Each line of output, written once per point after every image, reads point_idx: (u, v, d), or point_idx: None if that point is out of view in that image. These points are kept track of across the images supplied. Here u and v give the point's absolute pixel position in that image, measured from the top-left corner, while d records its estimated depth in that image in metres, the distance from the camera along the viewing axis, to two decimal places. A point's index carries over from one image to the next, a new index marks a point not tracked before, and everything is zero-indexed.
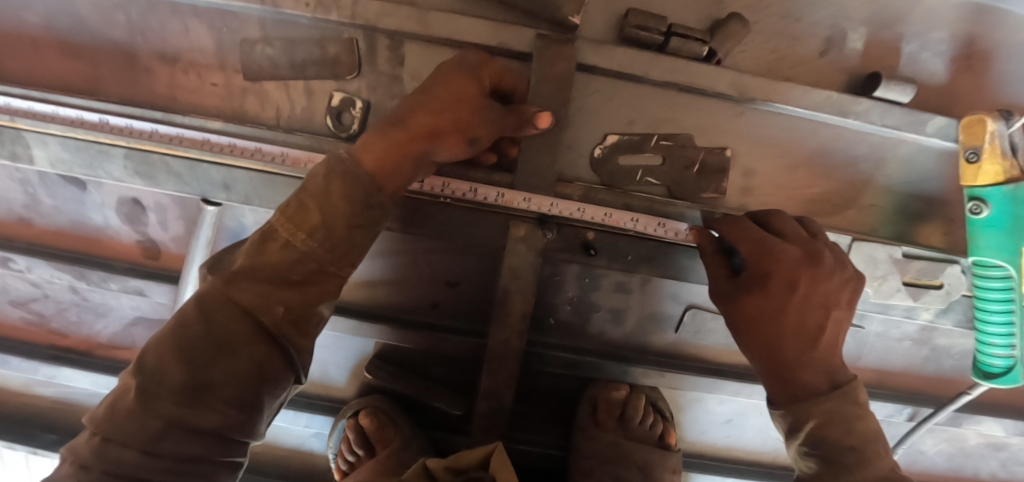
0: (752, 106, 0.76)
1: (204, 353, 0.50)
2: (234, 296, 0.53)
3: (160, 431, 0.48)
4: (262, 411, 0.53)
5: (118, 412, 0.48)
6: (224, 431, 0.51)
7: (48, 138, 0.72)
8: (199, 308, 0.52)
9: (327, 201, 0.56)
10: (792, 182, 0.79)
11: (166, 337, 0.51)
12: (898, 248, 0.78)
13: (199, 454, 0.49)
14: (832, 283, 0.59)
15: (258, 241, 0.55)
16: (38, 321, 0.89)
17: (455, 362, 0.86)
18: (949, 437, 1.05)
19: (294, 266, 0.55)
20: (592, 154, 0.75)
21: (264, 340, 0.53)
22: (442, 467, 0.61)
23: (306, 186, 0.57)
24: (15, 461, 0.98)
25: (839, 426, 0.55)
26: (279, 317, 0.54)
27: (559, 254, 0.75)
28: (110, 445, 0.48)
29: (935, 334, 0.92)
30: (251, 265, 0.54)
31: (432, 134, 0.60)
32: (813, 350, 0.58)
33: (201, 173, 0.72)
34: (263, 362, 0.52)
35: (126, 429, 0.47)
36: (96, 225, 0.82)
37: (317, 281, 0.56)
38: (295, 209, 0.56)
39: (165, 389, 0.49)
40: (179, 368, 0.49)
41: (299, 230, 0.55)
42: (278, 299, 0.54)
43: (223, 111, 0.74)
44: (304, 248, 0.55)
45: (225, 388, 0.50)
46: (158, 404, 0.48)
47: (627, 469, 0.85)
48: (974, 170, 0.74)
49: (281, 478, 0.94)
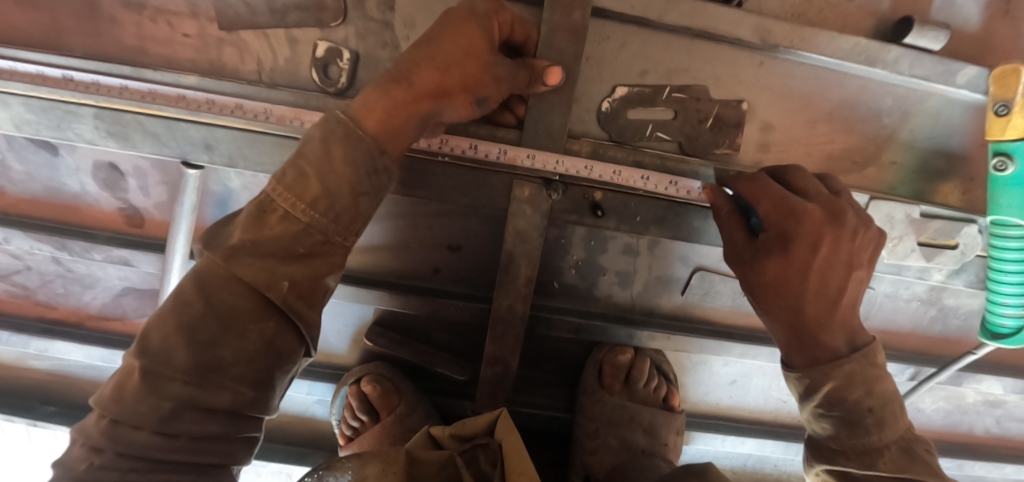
0: (773, 55, 0.71)
1: (209, 332, 0.47)
2: (236, 273, 0.48)
3: (172, 412, 0.46)
4: (276, 387, 0.52)
5: (124, 394, 0.45)
6: (238, 408, 0.49)
7: (10, 98, 0.66)
8: (198, 284, 0.48)
9: (328, 168, 0.52)
10: (812, 137, 0.75)
11: (168, 315, 0.47)
12: (915, 208, 0.75)
13: (216, 431, 0.48)
14: (856, 242, 0.57)
15: (255, 213, 0.51)
16: (23, 293, 0.85)
17: (460, 328, 0.83)
18: (948, 395, 1.07)
19: (299, 238, 0.51)
20: (600, 108, 0.70)
21: (272, 316, 0.50)
22: (447, 435, 0.60)
23: (302, 152, 0.53)
24: (17, 432, 0.97)
25: (858, 388, 0.54)
26: (285, 292, 0.50)
27: (566, 216, 0.71)
28: (120, 428, 0.45)
29: (945, 294, 0.91)
30: (250, 240, 0.49)
31: (439, 93, 0.56)
32: (835, 312, 0.56)
33: (179, 132, 0.67)
34: (273, 339, 0.50)
35: (136, 410, 0.45)
36: (72, 192, 0.77)
37: (322, 254, 0.52)
38: (293, 178, 0.52)
39: (172, 369, 0.46)
40: (185, 349, 0.46)
41: (299, 200, 0.51)
42: (285, 273, 0.49)
43: (198, 65, 0.68)
44: (307, 220, 0.51)
45: (235, 367, 0.48)
46: (166, 386, 0.46)
47: (634, 432, 0.85)
48: (1002, 124, 0.70)
49: (286, 444, 0.94)
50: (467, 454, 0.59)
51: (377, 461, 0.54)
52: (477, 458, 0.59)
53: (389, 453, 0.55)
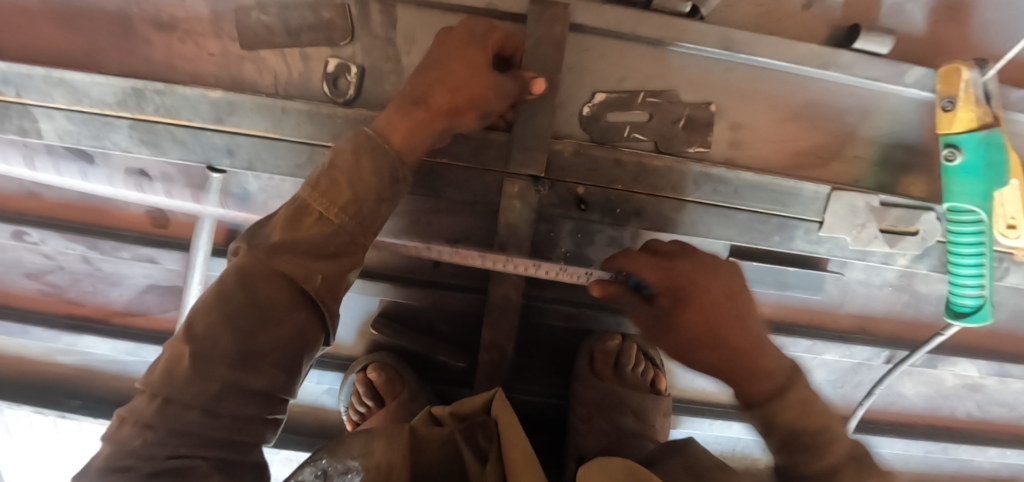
0: (737, 61, 0.78)
1: (250, 321, 0.56)
2: (278, 267, 0.57)
3: (218, 392, 0.54)
4: (301, 372, 0.61)
5: (174, 377, 0.53)
6: (272, 390, 0.58)
7: (54, 112, 0.74)
8: (239, 279, 0.57)
9: (356, 176, 0.61)
10: (779, 135, 0.82)
11: (212, 306, 0.55)
12: (875, 197, 0.81)
13: (251, 412, 0.56)
14: (722, 280, 0.68)
15: (294, 215, 0.60)
16: (54, 291, 0.92)
17: (459, 318, 0.90)
18: (927, 379, 1.12)
19: (330, 238, 0.60)
20: (582, 112, 0.77)
21: (304, 308, 0.59)
22: (447, 414, 0.68)
23: (335, 163, 0.62)
24: (43, 425, 1.03)
25: (795, 412, 0.60)
26: (318, 285, 0.59)
27: (554, 210, 0.79)
28: (171, 408, 0.53)
29: (914, 280, 0.97)
30: (289, 239, 0.59)
31: (452, 110, 0.65)
32: (743, 342, 0.64)
33: (204, 139, 0.74)
34: (304, 329, 0.59)
35: (186, 392, 0.53)
36: (104, 196, 0.85)
37: (348, 252, 0.62)
38: (326, 185, 0.61)
39: (218, 356, 0.54)
40: (229, 336, 0.55)
41: (332, 204, 0.60)
42: (318, 269, 0.59)
43: (221, 79, 0.76)
44: (338, 222, 0.60)
45: (271, 353, 0.57)
46: (213, 369, 0.54)
47: (623, 415, 0.90)
48: (949, 118, 0.77)
49: (297, 433, 1.00)
50: (467, 431, 0.65)
51: (382, 437, 0.61)
52: (476, 434, 0.65)
53: (393, 432, 0.62)
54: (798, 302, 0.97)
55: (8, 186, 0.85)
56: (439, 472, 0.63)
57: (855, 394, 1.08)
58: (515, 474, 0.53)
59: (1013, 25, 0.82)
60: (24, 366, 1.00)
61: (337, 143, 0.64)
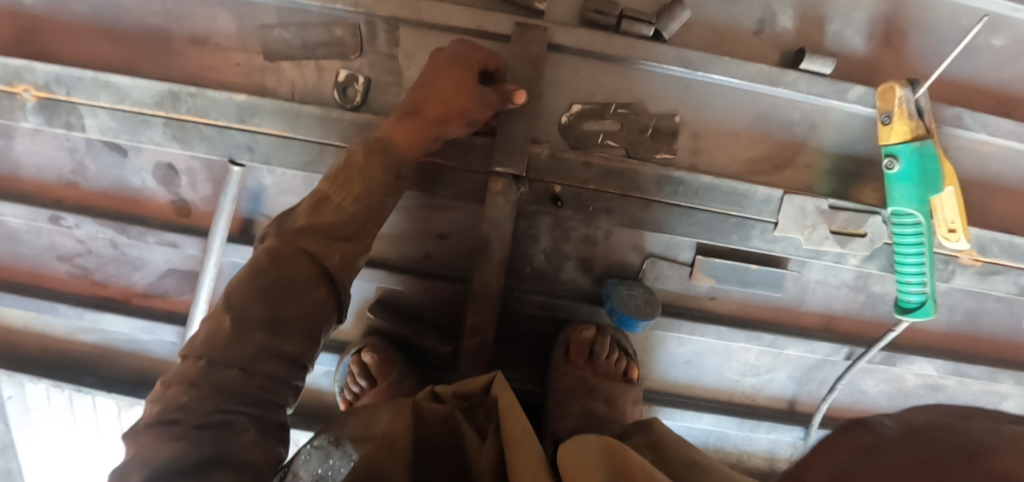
0: (696, 78, 0.88)
1: (279, 292, 0.63)
2: (302, 248, 0.66)
3: (254, 354, 0.60)
4: (320, 344, 0.67)
5: (217, 340, 0.60)
6: (298, 357, 0.64)
7: (99, 111, 0.84)
8: (270, 256, 0.65)
9: (368, 172, 0.71)
10: (736, 145, 0.91)
11: (246, 280, 0.63)
12: (824, 201, 0.91)
13: (282, 374, 0.62)
14: None
15: (315, 203, 0.69)
16: (82, 273, 1.02)
17: (448, 306, 0.99)
18: (889, 378, 1.19)
19: (345, 225, 0.69)
20: (560, 121, 0.87)
21: (324, 284, 0.67)
22: (449, 392, 0.72)
23: (349, 161, 0.72)
24: (58, 403, 1.13)
25: None
26: (336, 263, 0.68)
27: (531, 206, 0.88)
28: (214, 366, 0.58)
29: (870, 280, 1.05)
30: (312, 222, 0.68)
31: (441, 121, 0.75)
32: None
33: (227, 137, 0.84)
34: (323, 302, 0.66)
35: (227, 352, 0.59)
36: (135, 186, 0.95)
37: (360, 237, 0.71)
38: (342, 179, 0.70)
39: (254, 322, 0.61)
40: (262, 303, 0.62)
41: (347, 194, 0.70)
42: (336, 249, 0.68)
43: (244, 86, 0.86)
44: (351, 210, 0.70)
45: (297, 322, 0.64)
46: (249, 333, 0.60)
47: (595, 401, 0.99)
48: (887, 131, 0.86)
49: (296, 412, 1.08)
50: (467, 411, 0.69)
51: (389, 408, 0.67)
52: (476, 414, 0.69)
53: (398, 403, 0.67)
54: (762, 300, 1.05)
55: (50, 177, 0.96)
56: (439, 442, 0.67)
57: (820, 390, 1.15)
58: (514, 456, 0.58)
59: (945, 50, 0.93)
60: (49, 343, 1.09)
61: (349, 146, 0.74)
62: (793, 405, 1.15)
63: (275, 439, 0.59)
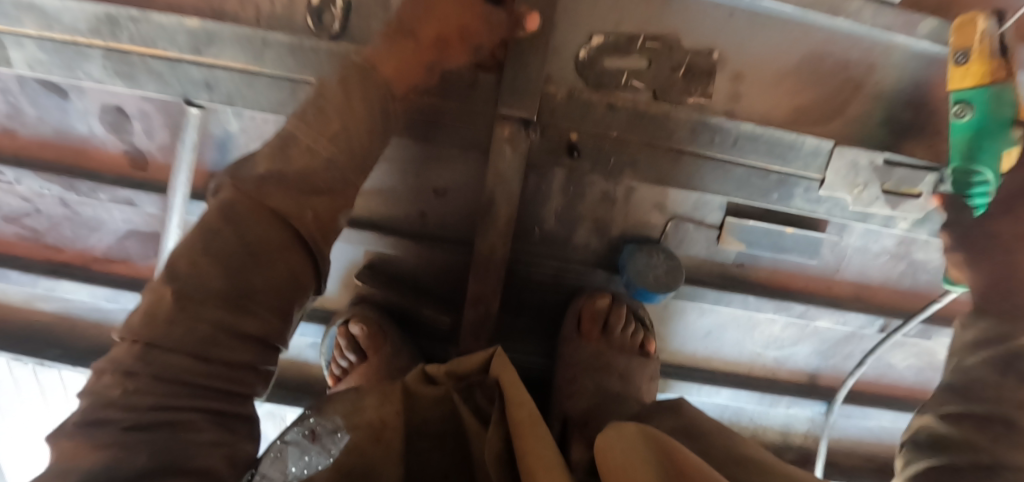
0: (742, 5, 0.75)
1: (240, 259, 0.52)
2: (265, 202, 0.54)
3: (210, 336, 0.50)
4: (294, 319, 0.57)
5: (157, 319, 0.48)
6: (267, 335, 0.54)
7: (25, 40, 0.70)
8: (223, 214, 0.53)
9: (346, 107, 0.60)
10: (781, 87, 0.79)
11: (196, 244, 0.52)
12: (880, 154, 0.78)
13: (248, 358, 0.52)
14: None
15: (280, 146, 0.58)
16: (33, 236, 0.90)
17: (445, 271, 0.88)
18: (918, 352, 1.09)
19: (319, 174, 0.57)
20: (578, 56, 0.74)
21: (295, 247, 0.56)
22: (442, 373, 0.60)
23: (322, 94, 0.60)
24: (24, 375, 1.03)
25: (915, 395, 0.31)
26: (310, 222, 0.56)
27: (544, 156, 0.78)
28: (155, 352, 0.48)
29: (913, 248, 0.94)
30: (278, 172, 0.56)
31: (441, 43, 0.63)
32: None
33: (182, 72, 0.71)
34: (296, 268, 0.55)
35: (173, 335, 0.48)
36: (82, 134, 0.81)
37: (339, 190, 0.59)
38: (314, 116, 0.59)
39: (208, 294, 0.51)
40: (219, 274, 0.51)
41: (321, 136, 0.58)
42: (308, 204, 0.56)
43: (200, 10, 0.72)
44: (327, 155, 0.58)
45: (263, 293, 0.53)
46: (202, 310, 0.50)
47: (610, 377, 0.89)
48: (962, 72, 0.71)
49: (280, 387, 0.99)
50: (464, 391, 0.58)
51: (375, 393, 0.56)
52: (475, 395, 0.58)
53: (385, 386, 0.57)
54: (793, 266, 0.94)
55: None
56: (435, 428, 0.57)
57: (846, 365, 1.06)
58: (522, 443, 0.47)
59: None
60: (5, 312, 0.98)
61: (321, 78, 0.62)
62: (815, 379, 1.07)
63: (245, 434, 0.52)
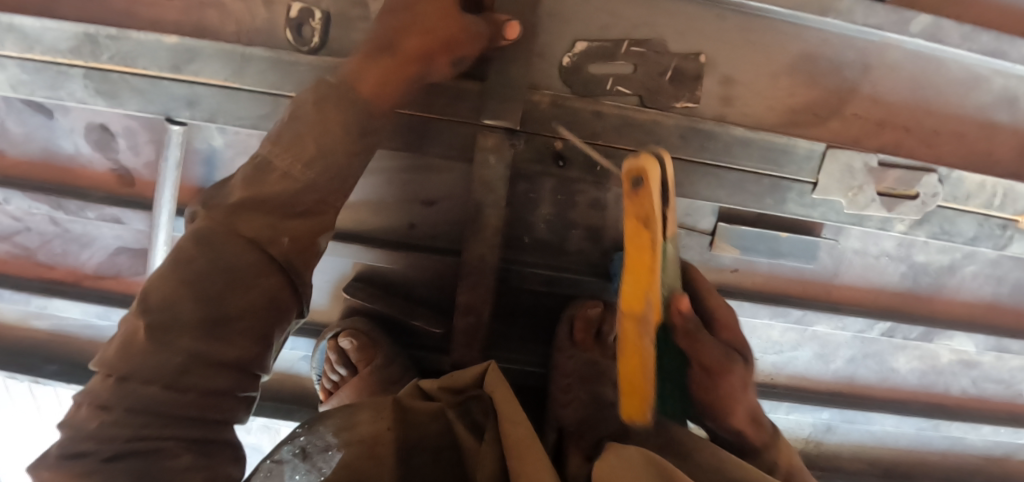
0: (728, 8, 0.74)
1: (215, 287, 0.52)
2: (238, 229, 0.54)
3: (182, 366, 0.49)
4: (274, 345, 0.56)
5: (131, 352, 0.49)
6: (244, 362, 0.53)
7: (7, 61, 0.70)
8: (198, 241, 0.53)
9: (323, 126, 0.58)
10: (773, 89, 0.77)
11: (170, 274, 0.51)
12: (874, 156, 0.76)
13: (224, 386, 0.52)
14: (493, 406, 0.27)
15: (256, 171, 0.57)
16: (24, 254, 0.90)
17: (436, 283, 0.87)
18: (922, 355, 1.04)
19: (298, 196, 0.57)
20: (563, 63, 0.73)
21: (273, 272, 0.55)
22: (437, 388, 0.60)
23: (299, 113, 0.58)
24: (20, 392, 1.03)
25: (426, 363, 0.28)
26: (286, 248, 0.56)
27: (531, 166, 0.76)
28: (128, 384, 0.48)
29: (914, 249, 0.92)
30: (252, 197, 0.55)
31: (426, 55, 0.60)
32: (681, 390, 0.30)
33: (162, 90, 0.71)
34: (276, 293, 0.55)
35: (147, 365, 0.49)
36: (68, 153, 0.81)
37: (318, 212, 0.58)
38: (291, 139, 0.57)
39: (182, 325, 0.50)
40: (192, 303, 0.50)
41: (297, 159, 0.57)
42: (285, 229, 0.56)
43: (182, 27, 0.72)
44: (304, 179, 0.57)
45: (241, 321, 0.53)
46: (174, 341, 0.49)
47: (605, 386, 0.86)
48: None
49: (274, 400, 0.98)
50: (460, 406, 0.58)
51: (368, 408, 0.56)
52: (472, 409, 0.58)
53: (379, 401, 0.56)
54: (790, 271, 0.93)
55: None
56: (434, 446, 0.55)
57: (846, 369, 1.04)
58: (520, 465, 0.46)
59: None
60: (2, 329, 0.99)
61: (299, 94, 0.61)
62: (815, 384, 1.05)
63: (227, 457, 0.53)
